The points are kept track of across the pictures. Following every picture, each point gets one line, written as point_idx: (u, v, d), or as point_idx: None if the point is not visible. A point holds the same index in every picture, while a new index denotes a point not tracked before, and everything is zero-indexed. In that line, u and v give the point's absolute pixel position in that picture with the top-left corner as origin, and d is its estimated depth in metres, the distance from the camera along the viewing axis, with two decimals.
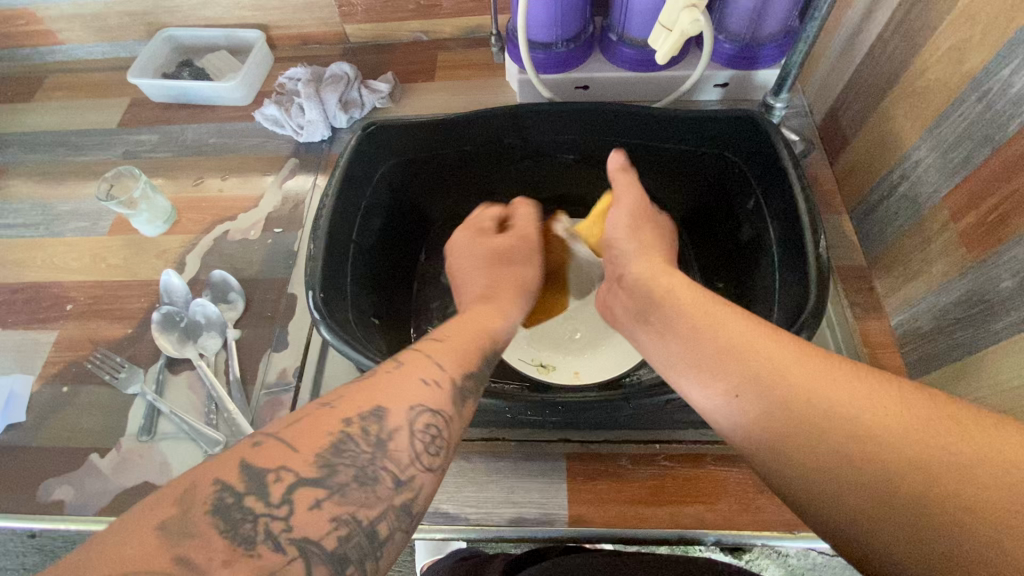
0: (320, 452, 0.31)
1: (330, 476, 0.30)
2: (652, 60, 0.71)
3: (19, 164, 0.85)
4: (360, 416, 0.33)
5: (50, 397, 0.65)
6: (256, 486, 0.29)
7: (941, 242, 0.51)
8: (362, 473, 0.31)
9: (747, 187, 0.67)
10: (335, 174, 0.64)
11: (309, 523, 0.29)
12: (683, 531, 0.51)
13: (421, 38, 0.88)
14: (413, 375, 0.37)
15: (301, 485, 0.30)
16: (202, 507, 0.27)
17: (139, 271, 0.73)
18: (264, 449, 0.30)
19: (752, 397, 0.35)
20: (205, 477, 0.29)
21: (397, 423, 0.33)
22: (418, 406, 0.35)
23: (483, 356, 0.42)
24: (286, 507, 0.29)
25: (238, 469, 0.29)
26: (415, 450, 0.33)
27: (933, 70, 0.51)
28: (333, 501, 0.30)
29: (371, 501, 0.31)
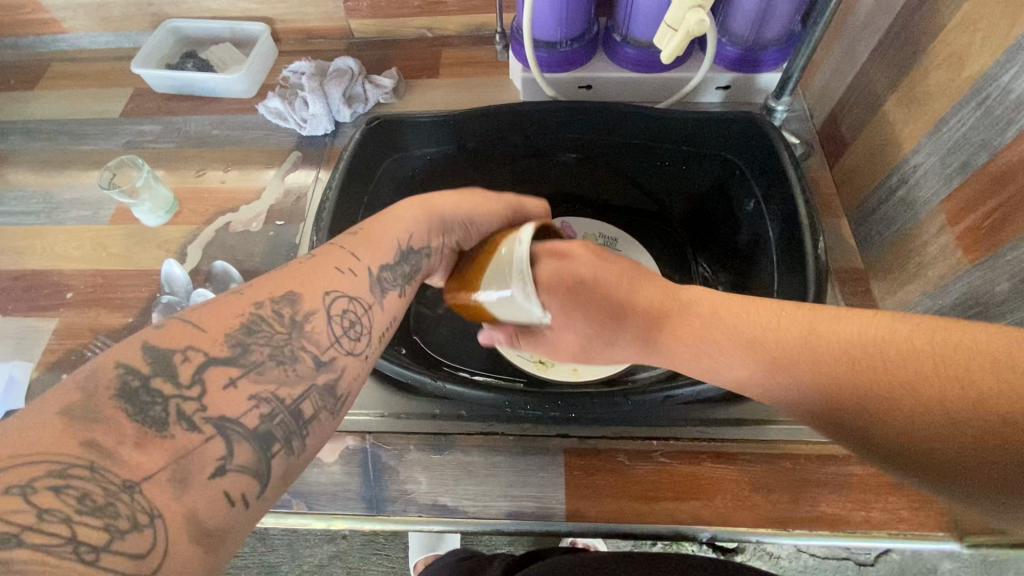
0: (230, 332, 0.31)
1: (244, 355, 0.31)
2: (655, 61, 0.71)
3: (20, 152, 0.85)
4: (272, 300, 0.33)
5: (49, 384, 0.65)
6: (163, 368, 0.28)
7: (939, 245, 0.52)
8: (279, 351, 0.32)
9: (746, 189, 0.68)
10: (340, 166, 0.64)
11: (225, 402, 0.29)
12: (678, 527, 0.52)
13: (426, 34, 0.88)
14: (326, 266, 0.37)
15: (212, 365, 0.29)
16: (106, 392, 0.27)
17: (140, 261, 0.73)
18: (168, 332, 0.29)
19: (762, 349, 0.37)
20: (104, 365, 0.28)
21: (312, 308, 0.34)
22: (333, 292, 0.36)
23: (400, 251, 0.43)
24: (199, 388, 0.29)
25: (142, 352, 0.28)
26: (334, 333, 0.35)
27: (933, 75, 0.52)
28: (248, 379, 0.30)
29: (292, 380, 0.32)
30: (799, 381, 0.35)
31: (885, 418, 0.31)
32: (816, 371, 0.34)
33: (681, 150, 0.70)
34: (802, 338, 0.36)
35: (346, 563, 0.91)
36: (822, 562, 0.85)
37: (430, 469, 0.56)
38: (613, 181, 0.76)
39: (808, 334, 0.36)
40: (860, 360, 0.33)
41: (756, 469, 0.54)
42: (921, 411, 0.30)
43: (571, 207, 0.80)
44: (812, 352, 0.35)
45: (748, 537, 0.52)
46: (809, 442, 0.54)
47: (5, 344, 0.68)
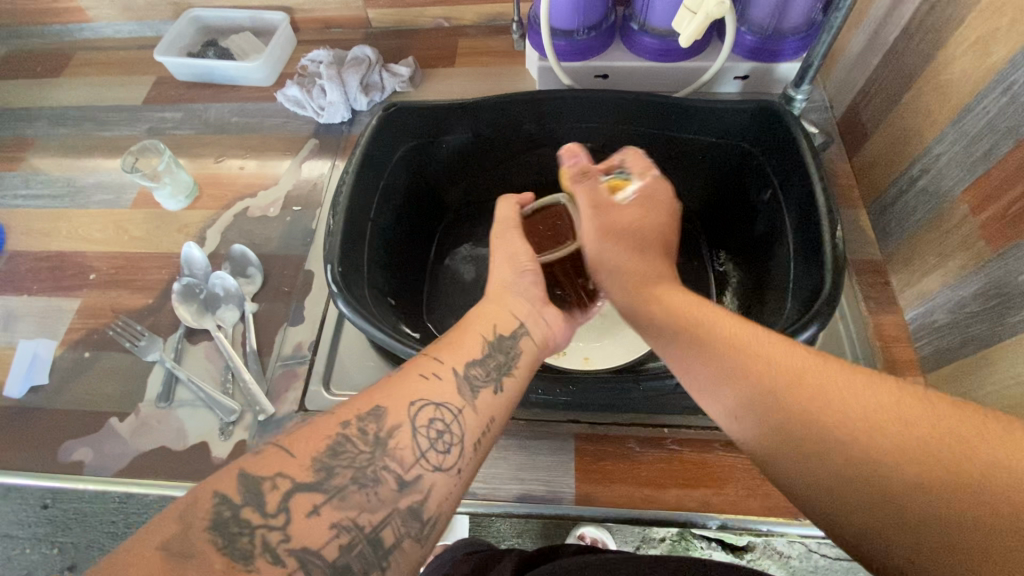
0: (316, 457, 0.34)
1: (328, 481, 0.33)
2: (673, 50, 0.71)
3: (46, 137, 0.87)
4: (359, 417, 0.36)
5: (72, 361, 0.67)
6: (253, 499, 0.32)
7: (960, 235, 0.51)
8: (363, 473, 0.34)
9: (764, 178, 0.67)
10: (356, 152, 0.65)
11: (308, 533, 0.32)
12: (689, 515, 0.51)
13: (443, 24, 0.89)
14: (412, 373, 0.39)
15: (296, 492, 0.33)
16: (201, 524, 0.31)
17: (161, 244, 0.74)
18: (262, 458, 0.33)
19: (753, 412, 0.35)
20: (204, 493, 0.32)
21: (396, 422, 0.36)
22: (419, 401, 0.37)
23: (487, 344, 0.43)
24: (283, 517, 0.32)
25: (236, 479, 0.32)
26: (420, 448, 0.36)
27: (957, 62, 0.51)
28: (331, 506, 0.33)
29: (374, 505, 0.34)
30: (778, 437, 0.33)
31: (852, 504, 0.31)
32: (792, 434, 0.33)
33: (697, 140, 0.69)
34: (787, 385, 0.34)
35: None
36: (833, 563, 0.84)
37: None
38: None
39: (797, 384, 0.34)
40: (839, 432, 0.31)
41: None
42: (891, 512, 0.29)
43: None
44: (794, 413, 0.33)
45: (758, 527, 0.51)
46: None
47: (31, 322, 0.70)
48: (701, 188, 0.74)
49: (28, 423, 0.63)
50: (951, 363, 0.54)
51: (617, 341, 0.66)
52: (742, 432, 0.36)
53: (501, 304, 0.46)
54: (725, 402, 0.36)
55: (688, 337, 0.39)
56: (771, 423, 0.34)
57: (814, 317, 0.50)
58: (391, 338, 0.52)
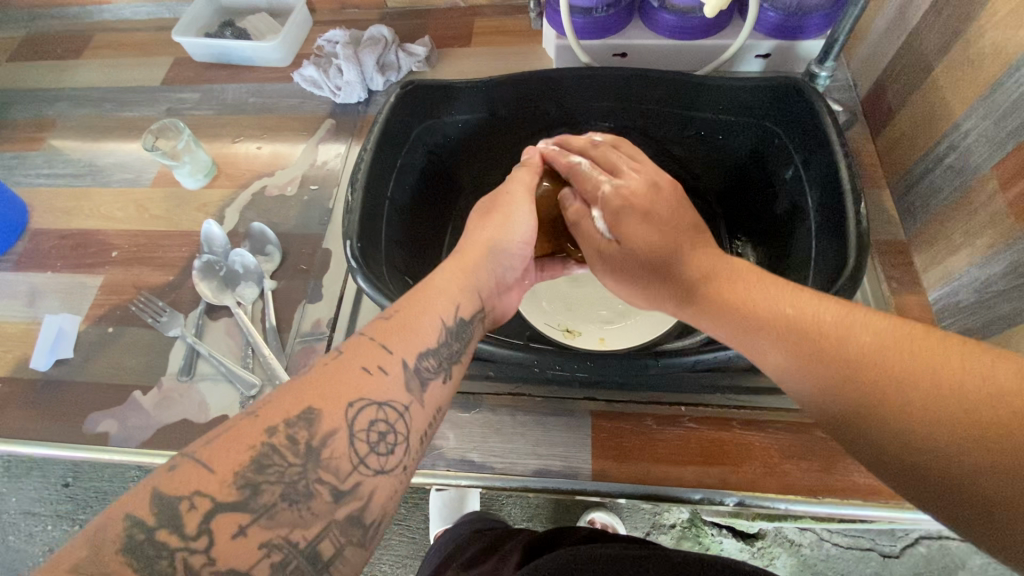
0: (239, 473, 0.31)
1: (253, 499, 0.31)
2: (692, 27, 0.70)
3: (68, 117, 0.88)
4: (287, 424, 0.33)
5: (96, 336, 0.68)
6: (167, 520, 0.30)
7: (988, 213, 0.50)
8: (294, 489, 0.32)
9: (786, 156, 0.66)
10: (373, 131, 0.65)
11: (233, 554, 0.30)
12: (706, 492, 0.51)
13: (458, 4, 0.88)
14: (354, 366, 0.36)
15: (218, 513, 0.30)
16: (113, 546, 0.29)
17: (180, 223, 0.75)
18: (176, 477, 0.31)
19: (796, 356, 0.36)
20: (116, 515, 0.30)
21: (332, 427, 0.34)
22: (359, 402, 0.35)
23: (445, 329, 0.41)
24: (205, 539, 0.30)
25: (150, 501, 0.30)
26: (357, 454, 0.34)
27: (988, 36, 0.49)
28: (258, 526, 0.31)
29: (307, 519, 0.32)
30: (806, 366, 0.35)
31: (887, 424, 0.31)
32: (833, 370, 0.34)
33: (717, 119, 0.68)
34: (816, 323, 0.36)
35: None
36: (844, 552, 0.85)
37: (458, 427, 0.57)
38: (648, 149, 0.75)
39: (819, 322, 0.36)
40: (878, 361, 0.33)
41: (786, 438, 0.53)
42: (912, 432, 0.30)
43: None
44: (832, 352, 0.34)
45: (776, 504, 0.51)
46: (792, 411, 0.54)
47: (55, 298, 0.72)
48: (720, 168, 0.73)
49: (53, 396, 0.65)
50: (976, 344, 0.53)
51: (634, 322, 0.66)
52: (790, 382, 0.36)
53: (464, 275, 0.45)
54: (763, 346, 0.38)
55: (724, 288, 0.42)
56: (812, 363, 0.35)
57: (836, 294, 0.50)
58: None
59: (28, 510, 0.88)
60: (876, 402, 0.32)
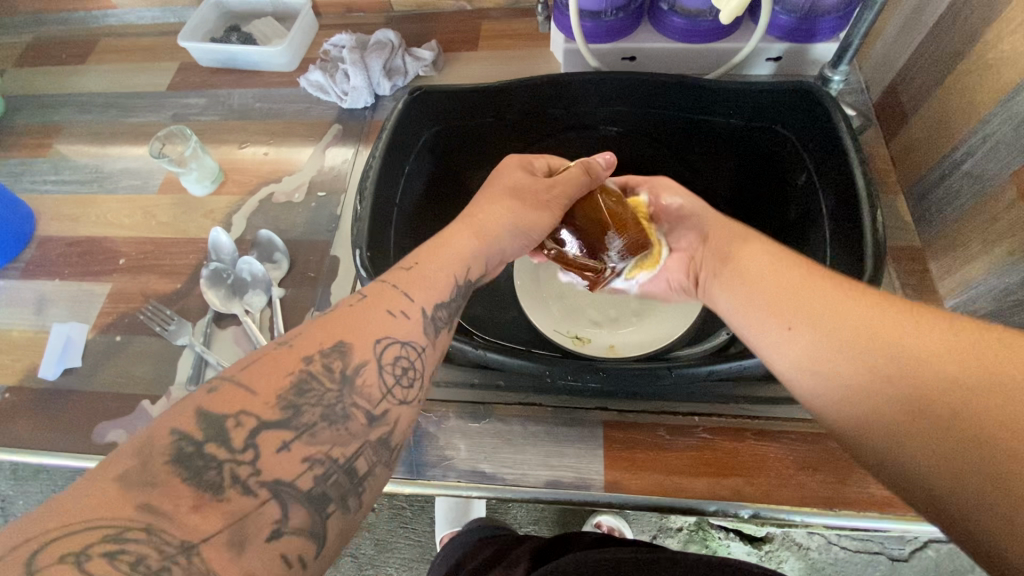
0: (281, 395, 0.30)
1: (296, 417, 0.30)
2: (702, 31, 0.69)
3: (73, 123, 0.88)
4: (322, 352, 0.32)
5: (104, 345, 0.68)
6: (215, 433, 0.28)
7: (1008, 220, 0.49)
8: (331, 411, 0.31)
9: (799, 161, 0.65)
10: (382, 137, 0.64)
11: (279, 466, 0.28)
12: (720, 503, 0.51)
13: (465, 7, 0.87)
14: (377, 308, 0.36)
15: (265, 430, 0.29)
16: (161, 457, 0.27)
17: (187, 229, 0.75)
18: (219, 395, 0.29)
19: (806, 336, 0.37)
20: (160, 429, 0.28)
21: (363, 359, 0.33)
22: (385, 338, 0.34)
23: (457, 286, 0.41)
24: (252, 452, 0.28)
25: (195, 416, 0.28)
26: (385, 384, 0.33)
27: (1007, 41, 0.49)
28: (301, 442, 0.29)
29: (344, 438, 0.31)
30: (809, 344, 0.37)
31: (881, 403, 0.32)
32: (836, 348, 0.35)
33: (729, 124, 0.68)
34: (828, 304, 0.37)
35: (374, 535, 0.94)
36: (853, 556, 0.84)
37: (469, 437, 0.56)
38: None
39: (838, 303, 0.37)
40: (882, 351, 0.33)
41: (801, 449, 0.52)
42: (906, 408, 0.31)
43: None
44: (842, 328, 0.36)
45: (791, 516, 0.50)
46: (805, 421, 0.54)
47: (63, 306, 0.72)
48: None
49: (62, 405, 0.64)
50: None
51: (643, 329, 0.65)
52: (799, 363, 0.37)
53: (480, 237, 0.45)
54: (772, 321, 0.40)
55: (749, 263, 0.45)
56: (819, 342, 0.36)
57: None
58: None
59: (36, 512, 0.88)
60: (869, 390, 0.33)
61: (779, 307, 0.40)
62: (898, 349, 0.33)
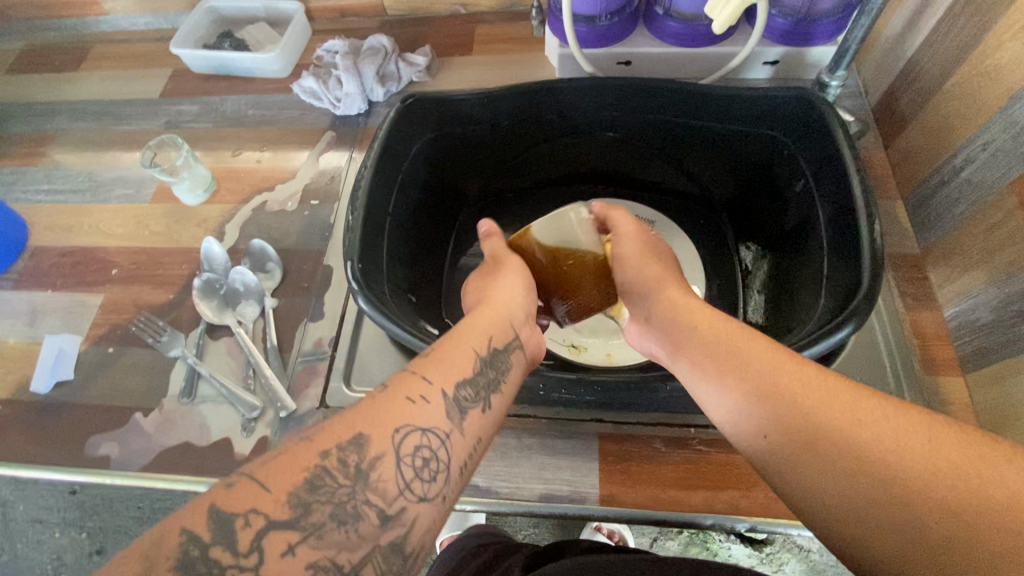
0: (293, 492, 0.29)
1: (304, 517, 0.29)
2: (698, 35, 0.68)
3: (66, 131, 0.88)
4: (339, 446, 0.31)
5: (97, 357, 0.67)
6: (222, 535, 0.27)
7: (1007, 230, 0.48)
8: (342, 510, 0.30)
9: (797, 168, 0.64)
10: (374, 146, 0.63)
11: (282, 573, 0.28)
12: (716, 517, 0.50)
13: (459, 11, 0.86)
14: (398, 394, 0.35)
15: (272, 531, 0.28)
16: (166, 563, 0.26)
17: (180, 239, 0.74)
18: (233, 491, 0.29)
19: (766, 412, 0.36)
20: (170, 529, 0.28)
21: (380, 452, 0.32)
22: (404, 428, 0.33)
23: (478, 359, 0.41)
24: (256, 556, 0.28)
25: (207, 516, 0.28)
26: (403, 479, 0.32)
27: (1006, 47, 0.48)
28: (308, 545, 0.29)
29: (352, 542, 0.30)
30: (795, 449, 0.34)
31: (847, 492, 0.31)
32: (800, 428, 0.34)
33: (725, 130, 0.67)
34: (786, 379, 0.36)
35: None
36: None
37: None
38: (654, 159, 0.74)
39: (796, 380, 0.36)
40: (872, 466, 0.31)
41: None
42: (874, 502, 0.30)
43: (609, 188, 0.78)
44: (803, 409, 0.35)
45: (788, 530, 0.50)
46: None
47: (55, 318, 0.71)
48: (728, 178, 0.72)
49: (55, 418, 0.64)
50: (993, 364, 0.51)
51: None
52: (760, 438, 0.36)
53: (499, 313, 0.46)
54: (750, 415, 0.37)
55: (715, 341, 0.42)
56: (780, 419, 0.35)
57: (851, 315, 0.48)
58: (413, 337, 0.51)
59: (35, 518, 0.88)
60: (832, 478, 0.32)
61: (736, 374, 0.39)
62: (885, 463, 0.31)
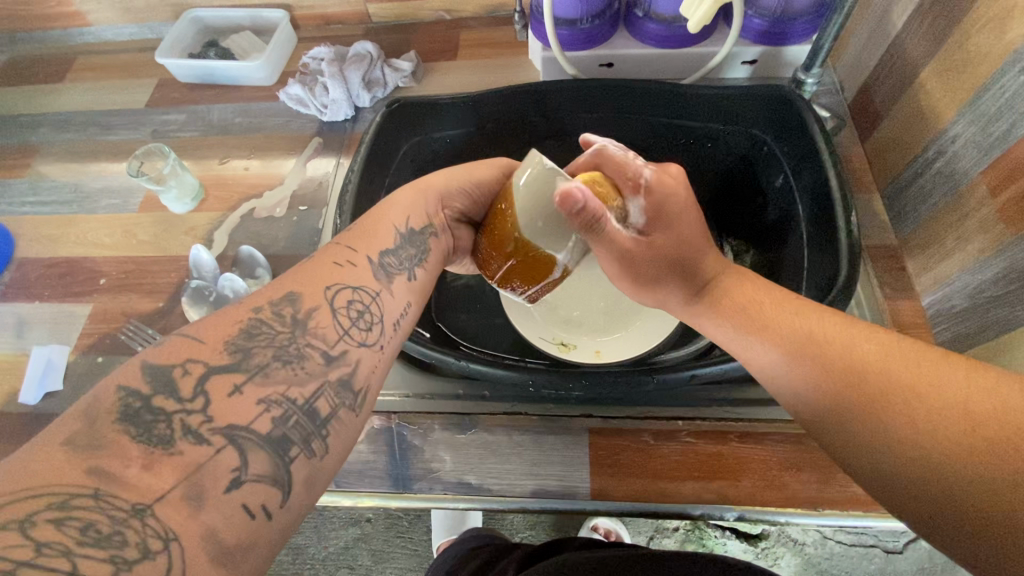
0: (229, 340, 0.31)
1: (245, 360, 0.31)
2: (677, 36, 0.69)
3: (51, 143, 0.87)
4: (272, 303, 0.34)
5: (86, 366, 0.67)
6: (163, 386, 0.29)
7: (979, 218, 0.50)
8: (284, 352, 0.32)
9: (775, 163, 0.65)
10: (361, 151, 0.64)
11: (232, 412, 0.29)
12: (705, 507, 0.51)
13: (444, 17, 0.87)
14: (325, 261, 0.38)
15: (213, 375, 0.30)
16: (108, 418, 0.27)
17: (168, 247, 0.74)
18: (165, 349, 0.30)
19: (800, 365, 0.37)
20: (107, 389, 0.28)
21: (313, 305, 0.35)
22: (334, 285, 0.36)
23: (399, 235, 0.42)
24: (202, 400, 0.29)
25: (139, 372, 0.29)
26: (341, 326, 0.35)
27: (972, 40, 0.49)
28: (254, 384, 0.30)
29: (301, 379, 0.32)
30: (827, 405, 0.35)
31: (894, 441, 0.31)
32: (835, 374, 0.35)
33: (706, 127, 0.68)
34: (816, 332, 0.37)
35: (370, 546, 0.93)
36: (848, 550, 0.84)
37: (454, 448, 0.56)
38: None
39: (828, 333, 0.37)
40: (894, 396, 0.32)
41: (784, 450, 0.53)
42: (922, 448, 0.30)
43: None
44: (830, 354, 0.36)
45: (776, 518, 0.51)
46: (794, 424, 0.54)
47: (43, 328, 0.71)
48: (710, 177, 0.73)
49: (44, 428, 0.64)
50: (971, 349, 0.53)
51: (628, 333, 0.65)
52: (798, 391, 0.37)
53: (460, 198, 0.48)
54: (766, 355, 0.39)
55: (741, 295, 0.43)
56: (817, 371, 0.36)
57: (828, 306, 0.50)
58: None
59: None
60: (877, 430, 0.32)
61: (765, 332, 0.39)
62: (910, 395, 0.32)
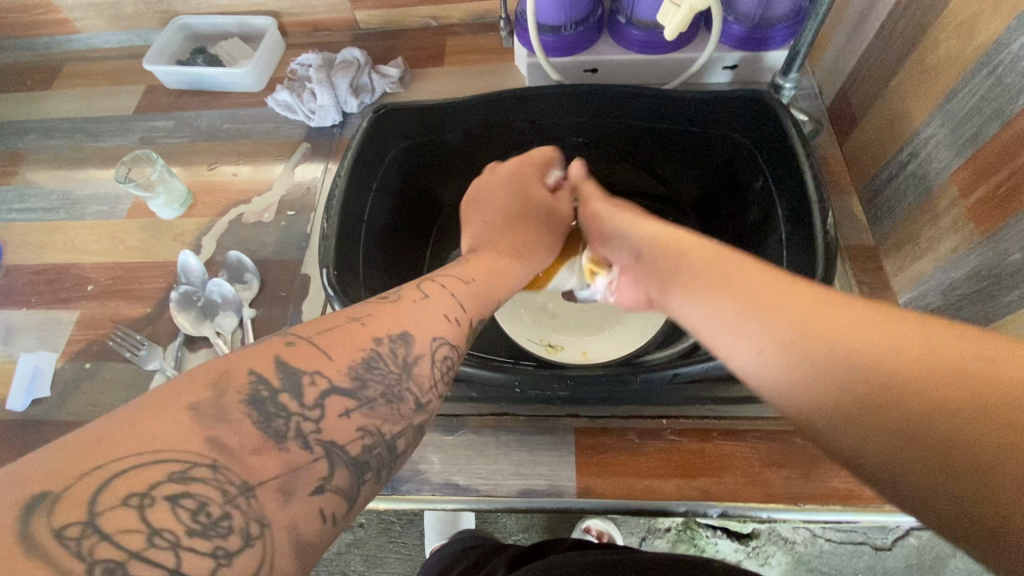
0: (354, 364, 0.29)
1: (362, 389, 0.28)
2: (659, 42, 0.71)
3: (38, 150, 0.87)
4: (389, 336, 0.31)
5: (73, 373, 0.67)
6: (291, 384, 0.26)
7: (952, 217, 0.51)
8: (390, 392, 0.30)
9: (756, 167, 0.67)
10: (348, 156, 0.65)
11: (338, 429, 0.27)
12: (689, 504, 0.52)
13: (431, 23, 0.88)
14: (438, 309, 0.36)
15: (334, 393, 0.27)
16: (236, 395, 0.25)
17: (157, 253, 0.75)
18: (297, 349, 0.28)
19: (777, 340, 0.32)
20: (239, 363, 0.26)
21: (421, 351, 0.32)
22: (439, 338, 0.34)
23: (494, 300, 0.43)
24: (319, 411, 0.27)
25: (273, 364, 0.27)
26: (435, 379, 0.32)
27: (942, 45, 0.51)
28: (361, 412, 0.28)
29: (394, 417, 0.29)
30: (816, 382, 0.29)
31: (887, 413, 0.26)
32: (814, 343, 0.30)
33: (689, 132, 0.69)
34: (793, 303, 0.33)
35: (363, 551, 0.93)
36: (837, 547, 0.85)
37: (443, 450, 0.57)
38: (622, 163, 0.76)
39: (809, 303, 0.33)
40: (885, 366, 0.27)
41: (766, 446, 0.54)
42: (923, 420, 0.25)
43: None
44: (810, 322, 0.31)
45: (758, 513, 0.52)
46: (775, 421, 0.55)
47: (31, 335, 0.71)
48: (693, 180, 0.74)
49: (32, 435, 0.64)
50: None
51: (613, 334, 0.66)
52: (776, 367, 0.32)
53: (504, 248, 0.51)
54: (743, 331, 0.34)
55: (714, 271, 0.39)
56: (793, 345, 0.31)
57: None
58: None
59: None
60: (865, 401, 0.27)
61: (737, 306, 0.35)
62: (904, 359, 0.27)
